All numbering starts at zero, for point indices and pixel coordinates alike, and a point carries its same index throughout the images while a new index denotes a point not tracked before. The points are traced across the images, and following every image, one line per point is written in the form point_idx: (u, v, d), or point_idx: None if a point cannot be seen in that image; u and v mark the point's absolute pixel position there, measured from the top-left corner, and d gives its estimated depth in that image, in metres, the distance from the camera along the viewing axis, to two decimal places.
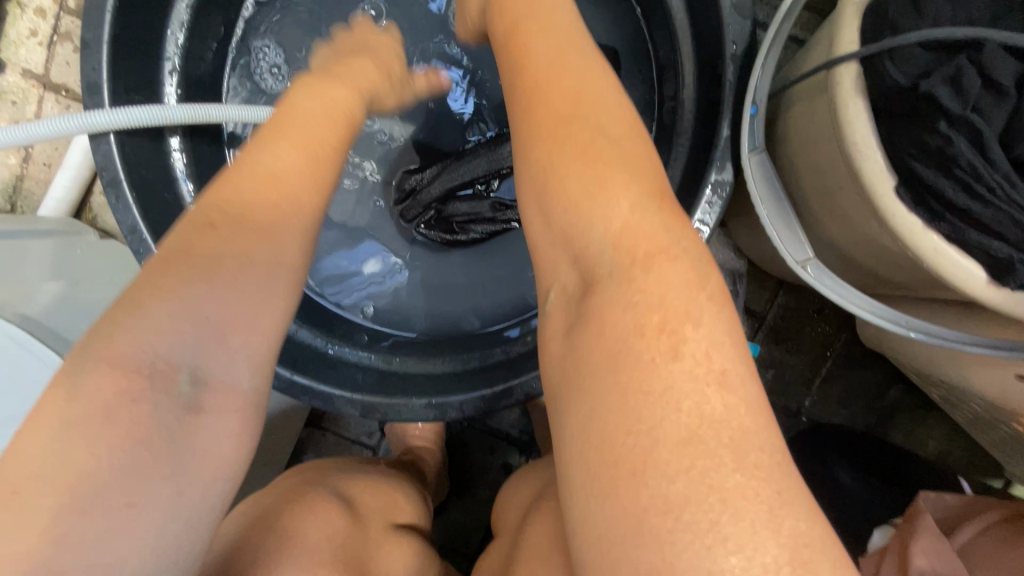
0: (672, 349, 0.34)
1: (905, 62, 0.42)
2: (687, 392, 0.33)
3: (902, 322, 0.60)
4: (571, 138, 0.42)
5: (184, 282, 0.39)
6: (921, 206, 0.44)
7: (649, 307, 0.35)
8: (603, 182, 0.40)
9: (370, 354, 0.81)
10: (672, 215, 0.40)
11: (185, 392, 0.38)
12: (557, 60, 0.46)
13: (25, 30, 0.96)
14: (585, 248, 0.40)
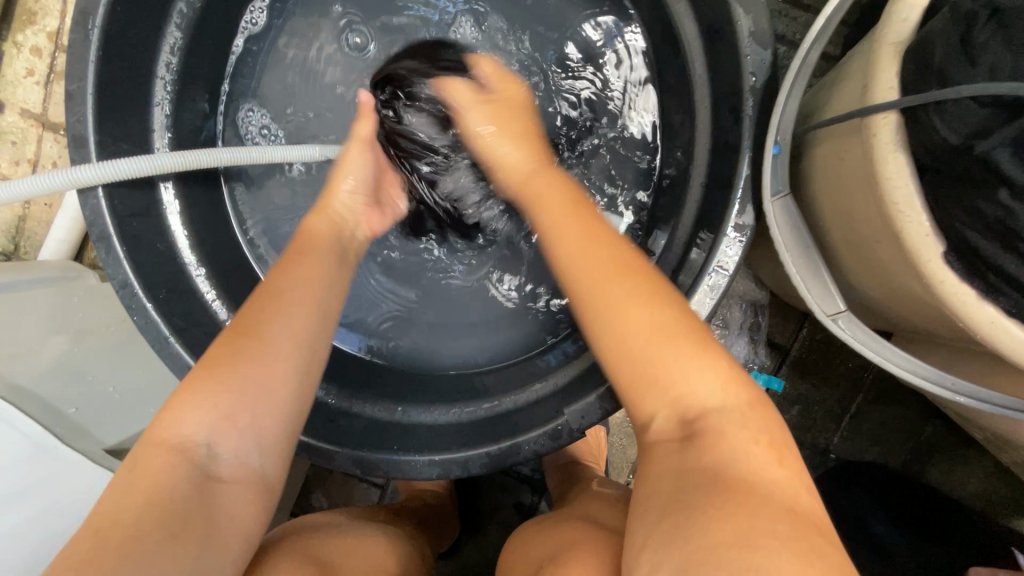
0: (779, 461, 0.41)
1: (956, 116, 0.36)
2: (790, 490, 0.39)
3: (946, 382, 0.55)
4: (613, 289, 0.48)
5: (210, 389, 0.47)
6: (975, 277, 0.39)
7: (763, 429, 0.42)
8: (708, 354, 0.45)
9: (368, 402, 0.76)
10: (674, 316, 0.45)
11: (206, 463, 0.46)
12: (566, 209, 0.57)
13: (22, 68, 0.94)
14: (686, 397, 0.44)
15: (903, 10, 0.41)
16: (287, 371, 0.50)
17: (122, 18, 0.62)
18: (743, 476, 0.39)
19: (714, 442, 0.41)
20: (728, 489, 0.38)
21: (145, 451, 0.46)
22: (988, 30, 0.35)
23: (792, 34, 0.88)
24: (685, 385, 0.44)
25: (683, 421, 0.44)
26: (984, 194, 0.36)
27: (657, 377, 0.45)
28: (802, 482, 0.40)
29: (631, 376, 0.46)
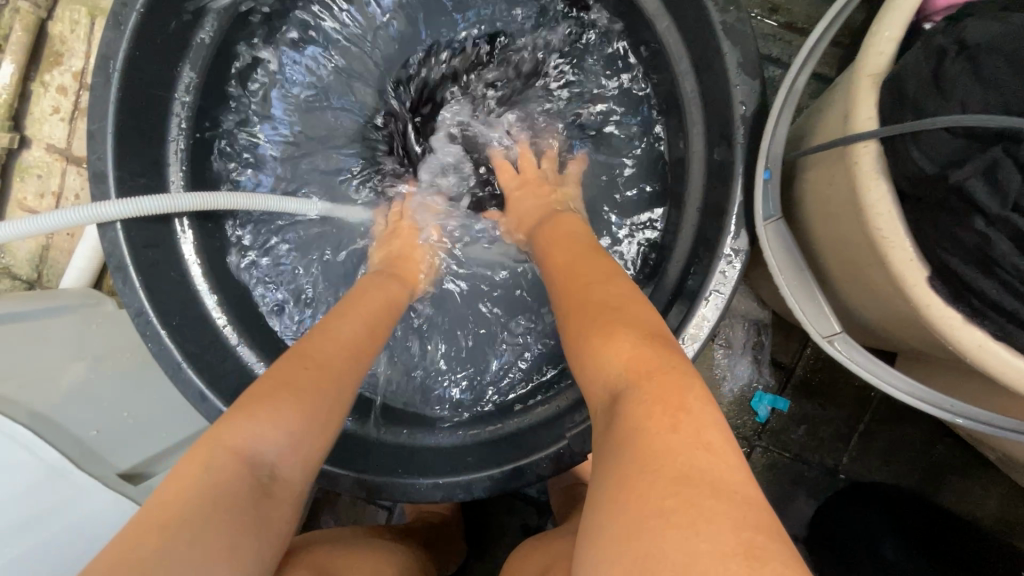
0: (675, 427, 0.37)
1: (931, 146, 0.37)
2: (691, 454, 0.36)
3: (946, 405, 0.55)
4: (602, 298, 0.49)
5: (281, 402, 0.48)
6: (960, 301, 0.39)
7: (655, 396, 0.39)
8: (614, 331, 0.46)
9: (374, 425, 0.78)
10: (657, 334, 0.45)
11: (266, 480, 0.46)
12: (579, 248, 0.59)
13: (48, 106, 0.99)
14: (608, 380, 0.43)
15: (880, 44, 0.42)
16: (336, 401, 0.52)
17: (141, 60, 0.66)
18: (647, 439, 0.37)
19: (621, 423, 0.40)
20: (639, 459, 0.36)
21: (202, 456, 0.44)
22: (959, 64, 0.36)
23: (786, 57, 0.90)
24: (598, 369, 0.44)
25: (610, 400, 0.43)
26: (961, 222, 0.36)
27: (585, 356, 0.46)
28: (697, 426, 0.37)
29: (580, 357, 0.47)
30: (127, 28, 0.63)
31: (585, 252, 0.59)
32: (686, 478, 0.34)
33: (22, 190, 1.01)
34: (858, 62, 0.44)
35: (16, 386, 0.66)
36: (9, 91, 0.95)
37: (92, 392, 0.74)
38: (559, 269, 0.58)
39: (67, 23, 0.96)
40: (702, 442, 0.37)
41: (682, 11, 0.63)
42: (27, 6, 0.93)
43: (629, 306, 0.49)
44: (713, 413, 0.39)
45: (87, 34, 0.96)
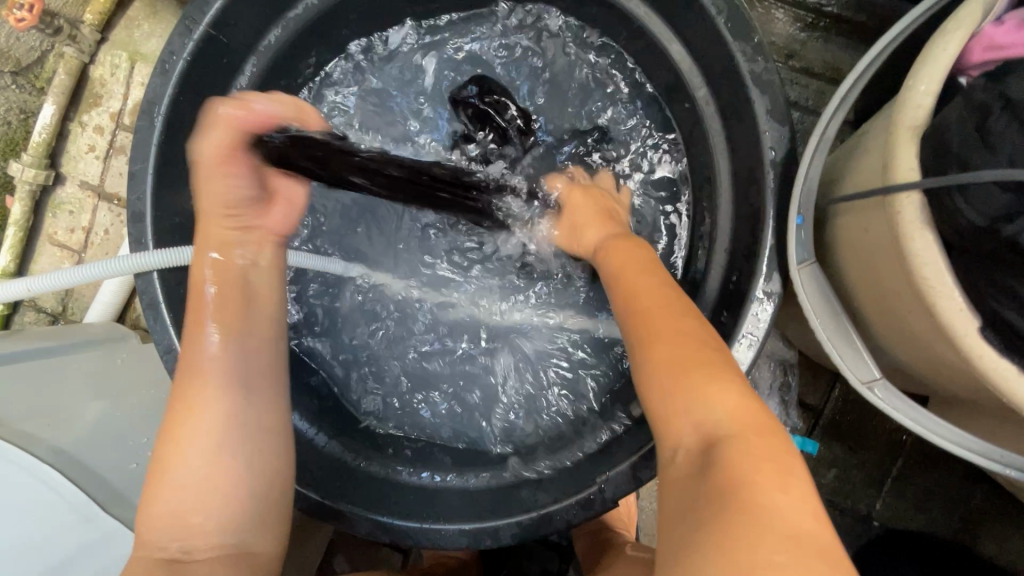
0: (785, 490, 0.36)
1: (977, 199, 0.38)
2: (798, 515, 0.35)
3: (992, 453, 0.53)
4: (667, 329, 0.48)
5: (166, 481, 0.55)
6: (1013, 352, 0.39)
7: (766, 453, 0.39)
8: (722, 376, 0.43)
9: (399, 465, 0.76)
10: (729, 377, 0.44)
11: (176, 552, 0.53)
12: (639, 273, 0.56)
13: (85, 144, 1.01)
14: (705, 424, 0.41)
15: (916, 97, 0.43)
16: (214, 470, 0.56)
17: (184, 105, 0.68)
18: (752, 493, 0.36)
19: (720, 467, 0.38)
20: (738, 504, 0.36)
21: (149, 522, 0.55)
22: (1002, 120, 0.37)
23: (805, 100, 0.92)
24: (690, 410, 0.42)
25: (698, 446, 0.41)
26: (1014, 275, 0.37)
27: (686, 402, 0.43)
28: (798, 490, 0.37)
29: (670, 409, 0.44)
30: (174, 75, 0.65)
31: (634, 262, 0.58)
32: (787, 535, 0.34)
33: (53, 225, 1.03)
34: (894, 114, 0.45)
35: (45, 423, 0.66)
36: (48, 130, 0.98)
37: (115, 430, 0.73)
38: (624, 282, 0.56)
39: (108, 67, 1.00)
40: (808, 510, 0.36)
41: (708, 61, 0.65)
42: (71, 51, 0.96)
43: (702, 347, 0.46)
44: (805, 478, 0.39)
45: (126, 77, 1.00)
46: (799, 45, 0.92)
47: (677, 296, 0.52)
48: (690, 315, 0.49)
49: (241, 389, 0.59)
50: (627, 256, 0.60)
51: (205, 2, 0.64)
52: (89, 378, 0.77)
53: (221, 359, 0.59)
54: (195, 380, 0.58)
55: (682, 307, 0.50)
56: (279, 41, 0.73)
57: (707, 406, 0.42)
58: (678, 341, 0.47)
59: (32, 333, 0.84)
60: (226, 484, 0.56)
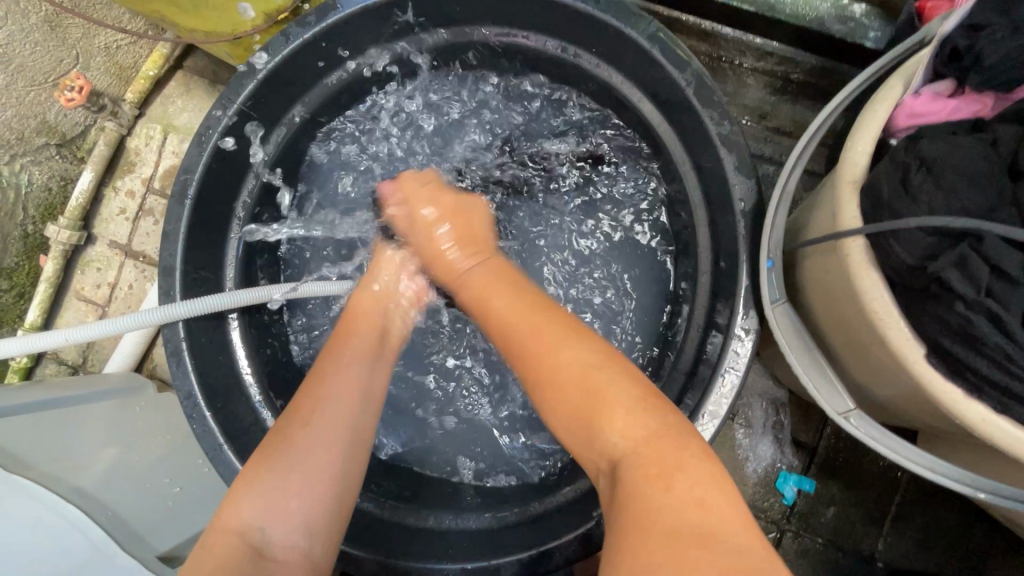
0: (667, 488, 0.43)
1: (909, 242, 0.44)
2: (681, 512, 0.41)
3: (962, 478, 0.57)
4: (554, 351, 0.56)
5: (264, 474, 0.57)
6: (957, 376, 0.44)
7: (652, 460, 0.45)
8: (608, 403, 0.51)
9: (404, 505, 0.78)
10: (613, 393, 0.51)
11: (261, 545, 0.54)
12: (515, 311, 0.63)
13: (116, 208, 1.10)
14: (607, 449, 0.49)
15: (854, 157, 0.50)
16: (331, 457, 0.59)
17: (215, 171, 0.75)
18: (641, 507, 0.42)
19: (622, 491, 0.45)
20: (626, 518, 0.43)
21: (210, 538, 0.53)
22: (921, 175, 0.43)
23: (777, 155, 1.01)
24: (598, 440, 0.50)
25: (609, 469, 0.49)
26: (945, 306, 0.43)
27: (596, 442, 0.50)
28: (689, 484, 0.43)
29: (576, 439, 0.52)
30: (209, 146, 0.73)
31: (507, 291, 0.66)
32: (666, 528, 0.40)
33: (81, 281, 1.10)
34: (838, 170, 0.51)
35: (69, 465, 0.69)
36: (85, 196, 1.06)
37: (132, 475, 0.76)
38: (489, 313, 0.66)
39: (143, 138, 1.10)
40: (694, 497, 0.42)
41: (682, 126, 0.74)
42: (112, 125, 1.06)
43: (588, 369, 0.54)
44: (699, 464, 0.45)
45: (159, 147, 1.10)
46: (769, 106, 1.01)
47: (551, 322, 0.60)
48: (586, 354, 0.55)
49: (364, 402, 0.64)
50: (486, 281, 0.69)
51: (239, 84, 0.73)
52: (107, 426, 0.81)
53: (331, 368, 0.65)
54: (314, 392, 0.63)
55: (563, 330, 0.59)
56: (302, 115, 0.82)
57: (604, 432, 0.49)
58: (568, 373, 0.54)
59: (54, 383, 0.88)
60: (336, 476, 0.59)
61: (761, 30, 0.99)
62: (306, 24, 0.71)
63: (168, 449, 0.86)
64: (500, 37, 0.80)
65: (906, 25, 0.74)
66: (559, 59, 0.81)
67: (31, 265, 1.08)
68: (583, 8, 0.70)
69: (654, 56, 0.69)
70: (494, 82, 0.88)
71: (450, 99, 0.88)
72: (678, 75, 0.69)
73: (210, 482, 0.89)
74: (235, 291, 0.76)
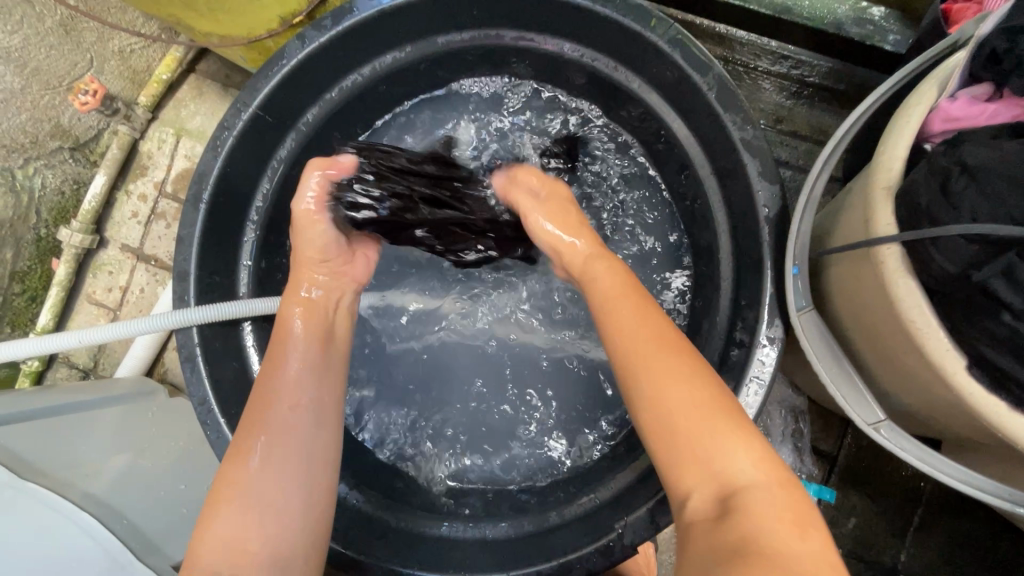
0: (797, 533, 0.40)
1: (948, 249, 0.43)
2: (806, 555, 0.39)
3: (998, 491, 0.55)
4: (662, 360, 0.52)
5: (231, 491, 0.57)
6: (999, 388, 0.43)
7: (773, 499, 0.43)
8: (741, 431, 0.47)
9: (420, 514, 0.77)
10: (714, 414, 0.48)
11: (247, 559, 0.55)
12: (643, 318, 0.57)
13: (129, 211, 1.10)
14: (720, 477, 0.45)
15: (887, 162, 0.48)
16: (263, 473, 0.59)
17: (231, 175, 0.75)
18: (758, 537, 0.40)
19: (738, 515, 0.42)
20: (746, 549, 0.40)
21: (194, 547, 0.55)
22: (961, 181, 0.42)
23: (794, 160, 0.99)
24: (710, 462, 0.46)
25: (716, 497, 0.45)
26: (988, 315, 0.41)
27: (699, 458, 0.46)
28: (801, 523, 0.41)
29: (676, 457, 0.48)
30: (224, 150, 0.73)
31: (646, 308, 0.58)
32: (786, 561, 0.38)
33: (92, 284, 1.10)
34: (870, 176, 0.50)
35: (81, 471, 0.68)
36: (98, 200, 1.06)
37: (144, 481, 0.75)
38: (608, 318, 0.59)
39: (155, 142, 1.10)
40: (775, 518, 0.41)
41: (702, 130, 0.73)
42: (124, 128, 1.07)
43: (706, 383, 0.50)
44: (788, 489, 0.44)
45: (171, 151, 1.10)
46: (786, 109, 1.00)
47: (670, 333, 0.55)
48: (699, 366, 0.52)
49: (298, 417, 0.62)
50: (606, 287, 0.62)
51: (254, 88, 0.72)
52: (119, 432, 0.80)
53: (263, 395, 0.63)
54: (264, 410, 0.61)
55: (677, 346, 0.54)
56: (316, 118, 0.81)
57: (716, 461, 0.46)
58: (689, 388, 0.49)
59: (66, 387, 0.88)
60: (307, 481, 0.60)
61: (778, 34, 0.98)
62: (323, 28, 0.71)
63: (180, 455, 0.85)
64: (515, 41, 0.80)
65: (930, 28, 0.73)
66: (574, 64, 0.80)
67: (44, 268, 1.08)
68: (600, 11, 0.70)
69: (675, 59, 0.69)
70: (499, 88, 0.89)
71: (460, 109, 0.90)
72: (699, 78, 0.68)
73: None
74: (249, 297, 0.76)
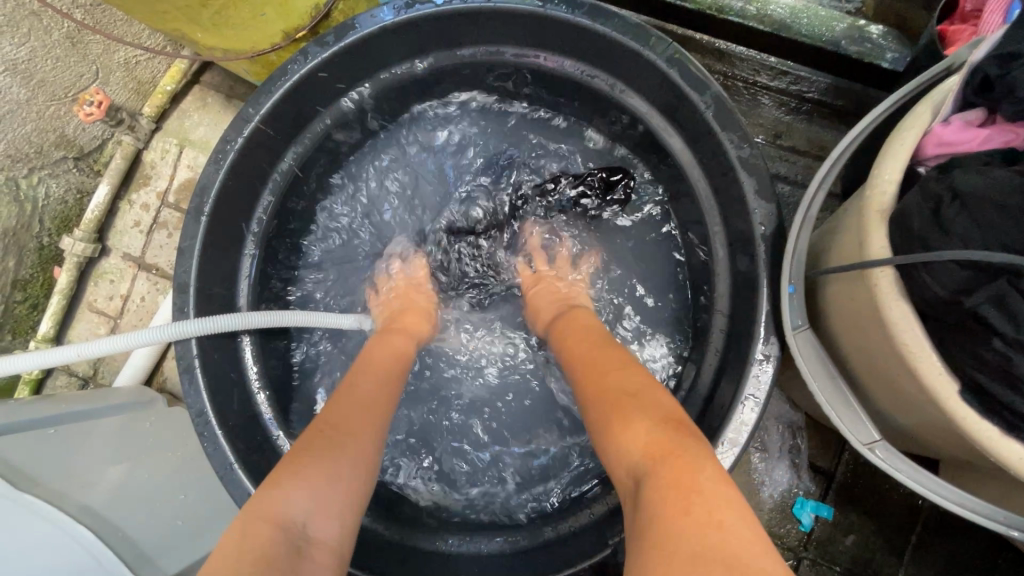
0: (694, 495, 0.41)
1: (940, 274, 0.43)
2: (706, 521, 0.39)
3: (993, 514, 0.55)
4: (609, 379, 0.56)
5: (303, 470, 0.52)
6: (991, 413, 0.43)
7: (685, 467, 0.43)
8: (630, 420, 0.49)
9: (415, 527, 0.77)
10: (638, 406, 0.50)
11: (301, 541, 0.48)
12: (598, 342, 0.64)
13: (131, 220, 1.10)
14: (631, 464, 0.47)
15: (881, 185, 0.49)
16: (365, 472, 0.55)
17: (232, 188, 0.75)
18: (663, 527, 0.40)
19: (643, 507, 0.43)
20: (654, 529, 0.40)
21: (246, 527, 0.47)
22: (954, 207, 0.43)
23: (793, 175, 1.00)
24: (618, 458, 0.48)
25: (634, 474, 0.46)
26: (980, 341, 0.42)
27: (616, 426, 0.50)
28: (718, 506, 0.40)
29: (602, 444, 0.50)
30: (226, 164, 0.73)
31: (586, 339, 0.65)
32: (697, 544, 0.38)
33: (94, 293, 1.10)
34: (865, 197, 0.50)
35: (77, 482, 0.68)
36: (100, 209, 1.07)
37: (140, 493, 0.75)
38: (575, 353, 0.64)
39: (159, 152, 1.11)
40: (713, 518, 0.39)
41: (700, 147, 0.73)
42: (129, 139, 1.08)
43: (652, 391, 0.53)
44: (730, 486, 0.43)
45: (174, 161, 1.10)
46: (785, 124, 1.01)
47: (629, 363, 0.58)
48: (639, 379, 0.55)
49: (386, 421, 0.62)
50: (578, 326, 0.69)
51: (257, 102, 0.73)
52: (115, 442, 0.80)
53: (360, 392, 0.62)
54: (346, 401, 0.60)
55: (622, 363, 0.58)
56: (319, 132, 0.82)
57: (631, 440, 0.48)
58: (613, 391, 0.54)
59: (66, 395, 0.88)
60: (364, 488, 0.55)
61: (777, 50, 0.99)
62: (326, 44, 0.72)
63: (177, 467, 0.85)
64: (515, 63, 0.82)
65: (926, 48, 0.74)
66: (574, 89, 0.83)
67: (46, 276, 1.09)
68: (601, 30, 0.70)
69: (672, 77, 0.69)
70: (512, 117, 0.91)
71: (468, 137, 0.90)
72: (697, 96, 0.68)
73: (217, 499, 0.88)
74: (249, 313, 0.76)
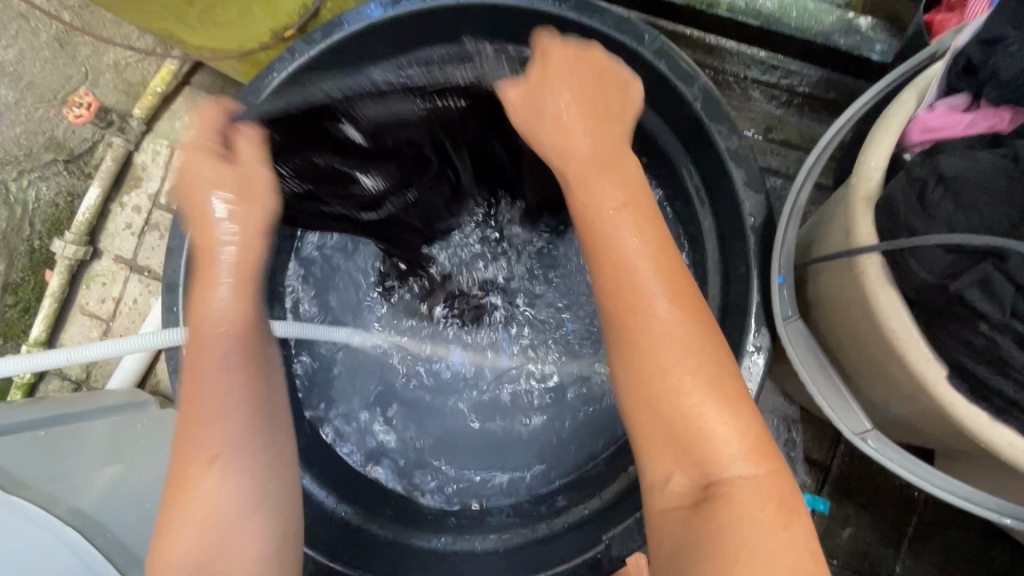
0: (784, 527, 0.40)
1: (927, 260, 0.43)
2: (787, 555, 0.39)
3: (987, 502, 0.55)
4: (663, 339, 0.44)
5: (201, 467, 0.52)
6: (981, 398, 0.43)
7: (771, 495, 0.41)
8: (727, 408, 0.43)
9: (410, 526, 0.76)
10: (721, 398, 0.43)
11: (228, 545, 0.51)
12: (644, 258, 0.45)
13: (123, 222, 1.09)
14: (696, 468, 0.42)
15: (868, 172, 0.48)
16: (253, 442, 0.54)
17: None
18: (740, 531, 0.40)
19: (727, 507, 0.41)
20: (728, 547, 0.40)
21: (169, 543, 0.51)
22: (938, 192, 0.42)
23: (785, 168, 1.00)
24: (695, 438, 0.43)
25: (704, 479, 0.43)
26: (966, 325, 0.42)
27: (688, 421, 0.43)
28: (803, 534, 0.41)
29: (661, 434, 0.44)
30: None
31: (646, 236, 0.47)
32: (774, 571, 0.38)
33: (85, 296, 1.09)
34: (851, 185, 0.50)
35: (62, 485, 0.67)
36: (91, 212, 1.05)
37: (129, 493, 0.75)
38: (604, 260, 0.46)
39: (150, 154, 1.08)
40: (803, 546, 0.40)
41: (688, 139, 0.73)
42: (119, 141, 1.06)
43: (718, 369, 0.45)
44: (800, 510, 0.43)
45: (166, 163, 1.08)
46: (776, 117, 1.01)
47: (687, 305, 0.45)
48: (712, 355, 0.45)
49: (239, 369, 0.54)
50: (615, 215, 0.47)
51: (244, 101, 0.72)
52: (107, 444, 0.79)
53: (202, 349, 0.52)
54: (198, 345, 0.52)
55: (696, 325, 0.45)
56: None
57: (712, 442, 0.42)
58: (691, 371, 0.43)
59: (58, 398, 0.87)
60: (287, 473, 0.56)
61: (766, 44, 0.99)
62: (312, 41, 0.71)
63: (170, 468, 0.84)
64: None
65: (913, 39, 0.74)
66: None
67: (36, 279, 1.07)
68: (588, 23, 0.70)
69: (660, 69, 0.69)
70: None
71: None
72: (684, 89, 0.68)
73: None
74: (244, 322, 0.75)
